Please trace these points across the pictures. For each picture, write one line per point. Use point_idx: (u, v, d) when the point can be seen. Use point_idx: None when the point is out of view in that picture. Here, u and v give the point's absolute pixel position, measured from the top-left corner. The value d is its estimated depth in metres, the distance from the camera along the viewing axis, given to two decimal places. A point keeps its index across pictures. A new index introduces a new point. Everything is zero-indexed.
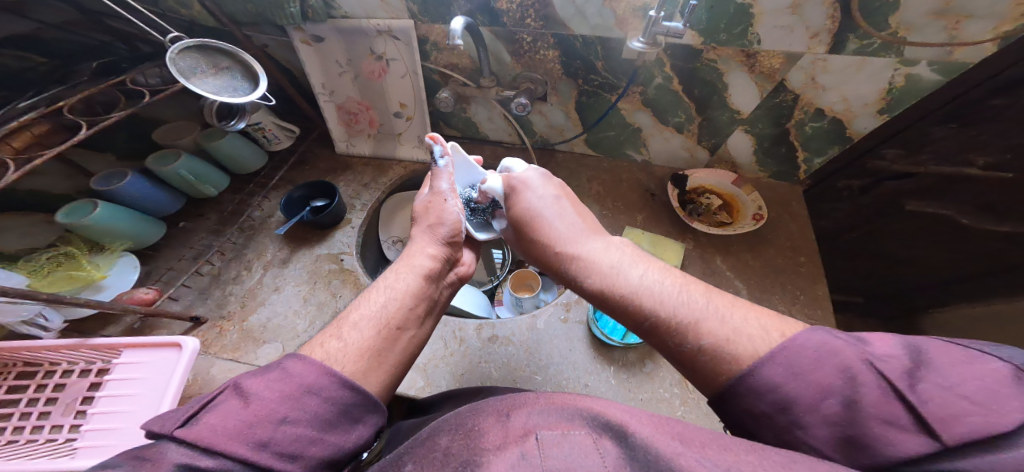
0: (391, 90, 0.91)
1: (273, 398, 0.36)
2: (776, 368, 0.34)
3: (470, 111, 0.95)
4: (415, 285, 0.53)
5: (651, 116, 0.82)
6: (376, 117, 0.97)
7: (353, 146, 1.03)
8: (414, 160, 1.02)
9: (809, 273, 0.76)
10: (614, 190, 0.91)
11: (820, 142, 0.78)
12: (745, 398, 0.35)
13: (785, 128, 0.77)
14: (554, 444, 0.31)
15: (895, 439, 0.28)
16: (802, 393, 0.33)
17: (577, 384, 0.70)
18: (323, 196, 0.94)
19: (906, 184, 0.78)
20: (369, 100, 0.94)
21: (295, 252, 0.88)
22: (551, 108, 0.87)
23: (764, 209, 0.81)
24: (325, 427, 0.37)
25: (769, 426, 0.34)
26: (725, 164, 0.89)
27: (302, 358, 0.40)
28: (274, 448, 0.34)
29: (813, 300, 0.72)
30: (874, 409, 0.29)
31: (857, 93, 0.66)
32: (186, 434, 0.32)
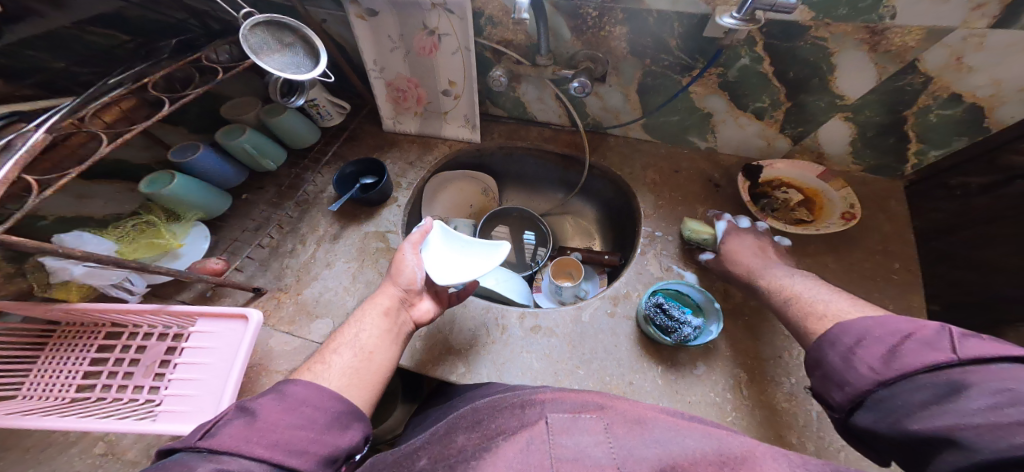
0: (442, 67, 0.88)
1: (274, 410, 0.40)
2: (856, 323, 0.44)
3: (520, 90, 0.91)
4: (379, 322, 0.57)
5: (726, 101, 0.75)
6: (424, 95, 0.95)
7: (401, 125, 1.02)
8: (459, 140, 1.01)
9: (905, 282, 0.69)
10: (671, 180, 0.85)
11: (943, 134, 0.69)
12: (828, 337, 0.45)
13: (899, 116, 0.68)
14: (563, 431, 0.36)
15: (926, 354, 0.36)
16: (851, 329, 0.44)
17: (621, 381, 0.69)
18: (372, 173, 0.94)
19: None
20: (419, 77, 0.91)
21: (345, 228, 0.90)
22: (609, 90, 0.81)
23: (857, 208, 0.71)
24: (322, 432, 0.42)
25: (838, 350, 0.43)
26: (808, 154, 0.81)
27: (299, 382, 0.45)
28: (287, 448, 0.38)
29: (904, 312, 0.65)
30: (921, 341, 0.38)
31: (1013, 77, 0.56)
32: (209, 443, 0.35)
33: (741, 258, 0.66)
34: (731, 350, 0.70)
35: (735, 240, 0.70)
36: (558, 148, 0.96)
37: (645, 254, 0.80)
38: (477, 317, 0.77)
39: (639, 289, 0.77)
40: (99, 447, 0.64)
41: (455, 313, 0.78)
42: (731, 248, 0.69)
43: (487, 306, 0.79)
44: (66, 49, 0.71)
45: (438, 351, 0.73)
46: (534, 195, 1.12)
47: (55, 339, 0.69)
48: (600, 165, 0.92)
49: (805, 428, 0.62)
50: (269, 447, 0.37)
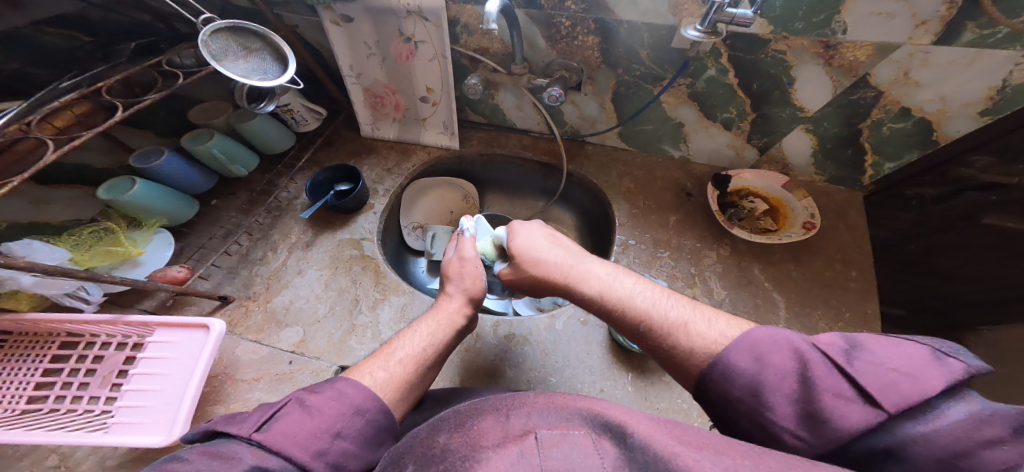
0: (419, 75, 0.88)
1: (331, 413, 0.40)
2: (742, 355, 0.39)
3: (498, 97, 0.91)
4: (447, 336, 0.56)
5: (697, 111, 0.76)
6: (401, 101, 0.94)
7: (380, 131, 1.01)
8: (438, 146, 1.00)
9: (859, 290, 0.70)
10: (646, 188, 0.86)
11: (897, 145, 0.71)
12: (721, 389, 0.40)
13: (856, 129, 0.70)
14: (553, 444, 0.32)
15: (851, 408, 0.32)
16: (768, 377, 0.37)
17: (593, 388, 0.68)
18: (347, 180, 0.93)
19: (989, 197, 0.65)
20: (396, 84, 0.91)
21: (318, 236, 0.88)
22: (585, 99, 0.83)
23: (816, 217, 0.74)
24: (367, 446, 0.41)
25: (743, 411, 0.38)
26: (775, 165, 0.82)
27: (354, 382, 0.43)
28: (330, 457, 0.38)
29: (858, 320, 0.67)
30: (823, 386, 0.34)
31: (959, 92, 0.59)
32: (264, 438, 0.35)
33: (560, 264, 0.57)
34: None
35: (554, 246, 0.60)
36: (537, 156, 0.96)
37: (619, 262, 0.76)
38: None
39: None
40: (51, 460, 0.60)
41: None
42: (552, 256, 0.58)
43: None
44: (18, 47, 0.69)
45: None
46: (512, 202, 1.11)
47: (6, 349, 0.65)
48: (577, 172, 0.92)
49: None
50: (314, 453, 0.37)
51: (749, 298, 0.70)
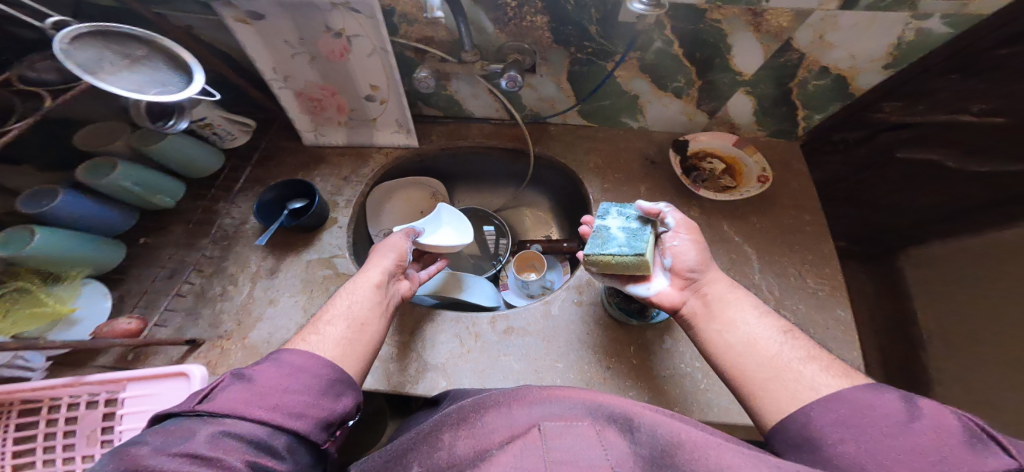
0: (359, 73, 0.81)
1: (275, 375, 0.41)
2: (864, 395, 0.39)
3: (451, 87, 0.88)
4: (370, 294, 0.57)
5: (649, 82, 0.78)
6: (345, 102, 0.87)
7: (327, 137, 0.95)
8: (395, 146, 0.96)
9: (815, 233, 0.78)
10: (614, 162, 0.88)
11: (821, 100, 0.78)
12: (813, 420, 0.40)
13: (785, 89, 0.76)
14: (556, 436, 0.38)
15: (987, 459, 0.31)
16: (890, 416, 0.37)
17: (599, 369, 0.71)
18: (301, 196, 0.86)
19: (901, 134, 0.80)
20: (334, 84, 0.84)
21: (282, 260, 0.82)
22: (541, 80, 0.82)
23: (768, 170, 0.80)
24: (322, 396, 0.43)
25: (851, 438, 0.37)
26: (724, 126, 0.87)
27: (293, 350, 0.45)
28: (289, 406, 0.39)
29: (820, 260, 0.75)
30: (930, 435, 0.34)
31: (864, 50, 0.66)
32: (210, 407, 0.36)
33: (721, 279, 0.58)
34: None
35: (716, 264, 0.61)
36: (501, 144, 0.95)
37: None
38: (448, 329, 0.76)
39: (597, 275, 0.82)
40: None
41: (423, 330, 0.75)
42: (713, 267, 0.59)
43: (457, 317, 0.78)
44: None
45: (414, 372, 0.71)
46: (481, 191, 1.10)
47: None
48: (545, 155, 0.92)
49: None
50: (273, 405, 0.38)
51: (724, 254, 0.75)
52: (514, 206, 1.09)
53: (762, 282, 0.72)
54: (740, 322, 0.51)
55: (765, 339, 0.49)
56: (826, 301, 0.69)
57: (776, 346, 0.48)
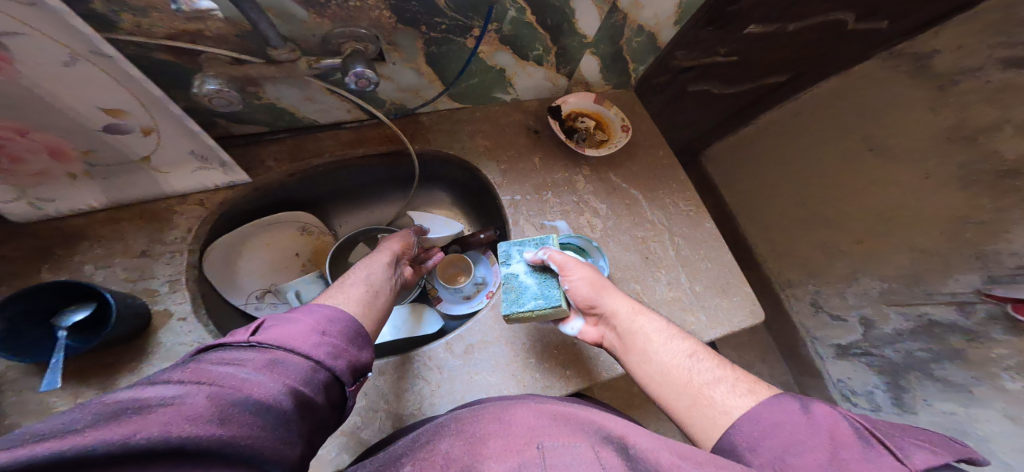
0: (68, 95, 0.47)
1: (314, 320, 0.49)
2: (777, 413, 0.48)
3: (266, 94, 0.65)
4: (382, 270, 0.70)
5: (512, 53, 0.76)
6: (65, 141, 0.52)
7: (61, 201, 0.59)
8: (203, 186, 0.68)
9: (669, 163, 0.96)
10: (501, 140, 0.89)
11: (643, 54, 0.92)
12: (745, 435, 0.48)
13: (618, 47, 0.85)
14: (556, 455, 0.42)
15: (872, 458, 0.41)
16: (799, 428, 0.46)
17: (564, 345, 0.80)
18: (80, 299, 0.54)
19: (692, 75, 1.09)
20: (19, 119, 0.47)
21: (107, 389, 0.56)
22: (395, 68, 0.69)
23: (626, 119, 0.92)
24: (349, 346, 0.50)
25: (772, 453, 0.45)
26: (580, 85, 0.95)
27: (324, 303, 0.53)
28: (327, 348, 0.47)
29: (682, 185, 0.95)
30: (849, 444, 0.42)
31: (661, 10, 0.79)
32: (262, 339, 0.44)
33: (623, 308, 0.67)
34: (620, 271, 0.83)
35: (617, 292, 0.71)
36: (370, 149, 0.81)
37: (518, 221, 0.83)
38: (409, 372, 0.75)
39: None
40: None
41: (382, 386, 0.73)
42: (612, 296, 0.69)
43: (411, 357, 0.76)
44: None
45: (390, 427, 0.70)
46: (366, 207, 1.00)
47: None
48: (428, 150, 0.86)
49: (688, 303, 0.82)
50: (313, 346, 0.46)
51: (621, 203, 0.90)
52: (412, 212, 1.03)
53: (654, 217, 0.90)
54: (652, 352, 0.61)
55: (677, 370, 0.58)
56: (695, 216, 0.92)
57: (687, 371, 0.58)
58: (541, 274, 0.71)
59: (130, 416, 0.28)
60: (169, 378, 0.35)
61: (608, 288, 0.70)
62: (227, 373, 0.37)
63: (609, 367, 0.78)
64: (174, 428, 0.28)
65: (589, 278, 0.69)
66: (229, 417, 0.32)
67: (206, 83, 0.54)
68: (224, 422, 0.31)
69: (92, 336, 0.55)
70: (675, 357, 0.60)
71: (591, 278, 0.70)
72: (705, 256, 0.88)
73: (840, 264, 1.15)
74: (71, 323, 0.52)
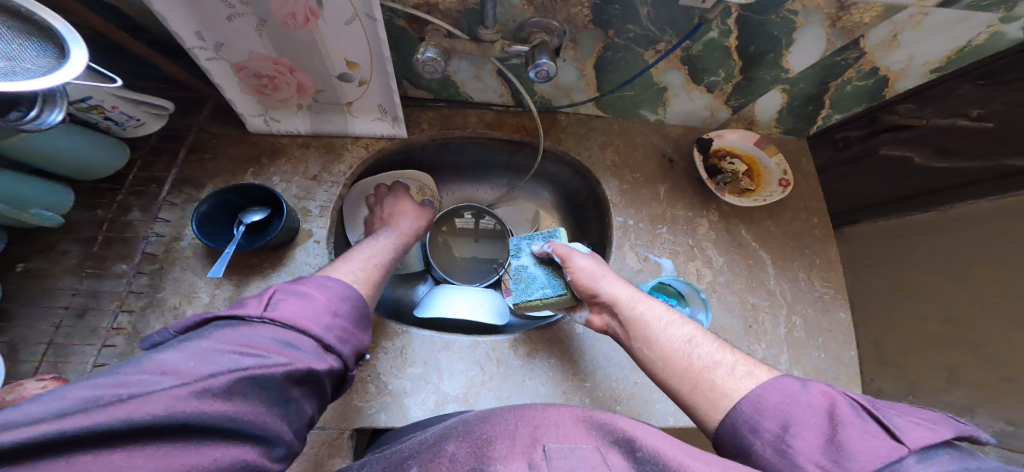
0: (331, 45, 0.53)
1: (325, 299, 0.49)
2: (775, 395, 0.42)
3: (449, 66, 0.70)
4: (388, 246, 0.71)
5: (685, 74, 0.72)
6: (308, 81, 0.61)
7: (281, 123, 0.71)
8: (376, 135, 0.76)
9: (822, 235, 0.86)
10: (631, 158, 0.86)
11: (850, 100, 0.81)
12: (745, 417, 0.42)
13: (824, 87, 0.76)
14: (559, 456, 0.39)
15: (874, 441, 0.34)
16: (795, 414, 0.40)
17: (626, 383, 0.77)
18: (258, 203, 0.67)
19: (899, 135, 0.90)
20: (293, 58, 0.56)
21: (245, 284, 0.65)
22: (564, 65, 0.69)
23: (788, 173, 0.82)
24: (355, 328, 0.50)
25: (768, 441, 0.40)
26: (742, 122, 0.87)
27: (336, 279, 0.53)
28: (335, 333, 0.46)
29: (826, 264, 0.84)
30: (849, 423, 0.37)
31: (926, 52, 0.67)
32: (273, 314, 0.43)
33: (621, 293, 0.61)
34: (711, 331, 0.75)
35: (619, 280, 0.64)
36: (506, 134, 0.84)
37: (623, 247, 0.80)
38: (466, 357, 0.77)
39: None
40: None
41: (443, 360, 0.76)
42: (612, 286, 0.62)
43: (473, 342, 0.78)
44: None
45: (434, 404, 0.72)
46: (475, 184, 1.03)
47: None
48: (555, 149, 0.86)
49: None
50: (324, 327, 0.45)
51: (742, 261, 0.82)
52: (511, 202, 1.05)
53: (777, 288, 0.81)
54: (653, 338, 0.55)
55: (676, 356, 0.52)
56: (832, 304, 0.81)
57: (687, 356, 0.51)
58: (549, 262, 0.71)
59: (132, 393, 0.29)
60: (176, 349, 0.36)
61: (610, 277, 0.63)
62: (233, 350, 0.37)
63: (666, 417, 0.74)
64: (171, 408, 0.30)
65: (592, 264, 0.65)
66: (229, 396, 0.33)
67: (427, 50, 0.53)
68: (223, 403, 0.32)
69: (255, 238, 0.67)
70: (681, 344, 0.53)
71: (590, 263, 0.65)
72: (822, 347, 0.77)
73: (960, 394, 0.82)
74: (249, 220, 0.66)
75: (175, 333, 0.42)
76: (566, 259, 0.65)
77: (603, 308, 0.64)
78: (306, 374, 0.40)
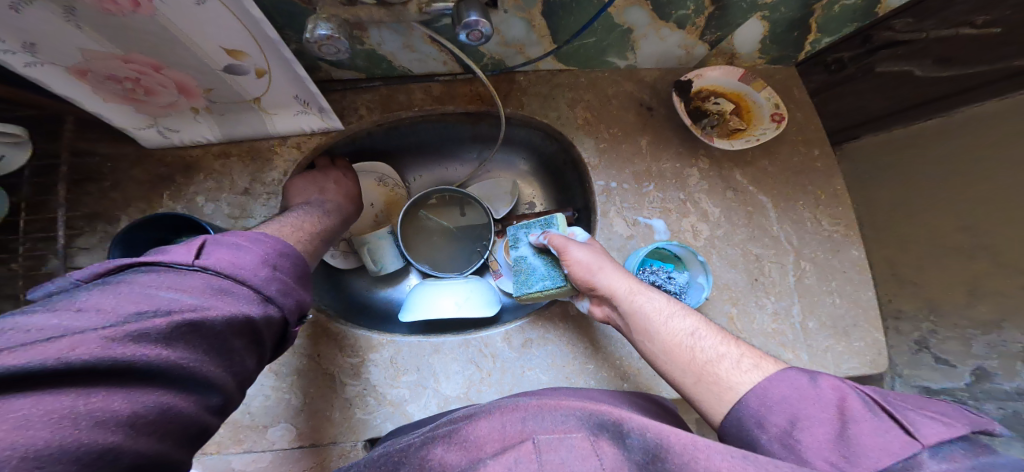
0: (191, 31, 0.42)
1: (261, 251, 0.43)
2: (782, 386, 0.41)
3: (369, 38, 0.59)
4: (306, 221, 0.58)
5: (648, 11, 0.60)
6: (188, 79, 0.51)
7: (182, 132, 0.61)
8: (304, 131, 0.66)
9: (824, 167, 0.78)
10: (605, 112, 0.76)
11: (839, 22, 0.70)
12: (753, 411, 0.41)
13: (808, 11, 0.65)
14: (551, 448, 0.36)
15: (888, 438, 0.33)
16: (802, 405, 0.39)
17: (632, 358, 0.74)
18: (190, 232, 0.60)
19: (896, 52, 0.81)
20: (148, 53, 0.45)
21: None
22: (506, 17, 0.57)
23: (781, 106, 0.73)
24: (298, 285, 0.46)
25: (775, 435, 0.39)
26: (722, 57, 0.76)
27: (270, 235, 0.47)
28: (277, 285, 0.42)
29: (833, 198, 0.77)
30: (861, 418, 0.36)
31: None
32: (206, 262, 0.38)
33: (620, 283, 0.59)
34: (716, 289, 0.71)
35: (617, 267, 0.62)
36: (458, 107, 0.73)
37: (608, 214, 0.73)
38: (458, 356, 0.72)
39: (621, 255, 0.71)
40: None
41: (433, 363, 0.71)
42: (610, 271, 0.60)
43: (464, 341, 0.73)
44: None
45: (437, 408, 0.69)
46: (441, 163, 0.93)
47: None
48: (518, 114, 0.76)
49: (791, 339, 0.70)
50: (263, 279, 0.41)
51: (741, 209, 0.75)
52: (486, 177, 0.95)
53: (781, 233, 0.75)
54: (654, 330, 0.54)
55: (683, 345, 0.51)
56: (842, 242, 0.75)
57: (689, 349, 0.50)
58: (546, 255, 0.69)
59: (44, 340, 0.25)
60: (89, 296, 0.30)
61: (608, 266, 0.62)
62: (164, 298, 0.32)
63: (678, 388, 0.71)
64: (104, 350, 0.26)
65: (589, 253, 0.63)
66: (170, 344, 0.29)
67: (318, 28, 0.42)
68: (158, 350, 0.29)
69: None
70: (686, 334, 0.52)
71: (585, 252, 0.63)
72: (836, 290, 0.73)
73: (983, 310, 0.74)
74: None
75: (77, 280, 0.34)
76: (563, 249, 0.64)
77: (602, 299, 0.62)
78: (250, 324, 0.37)
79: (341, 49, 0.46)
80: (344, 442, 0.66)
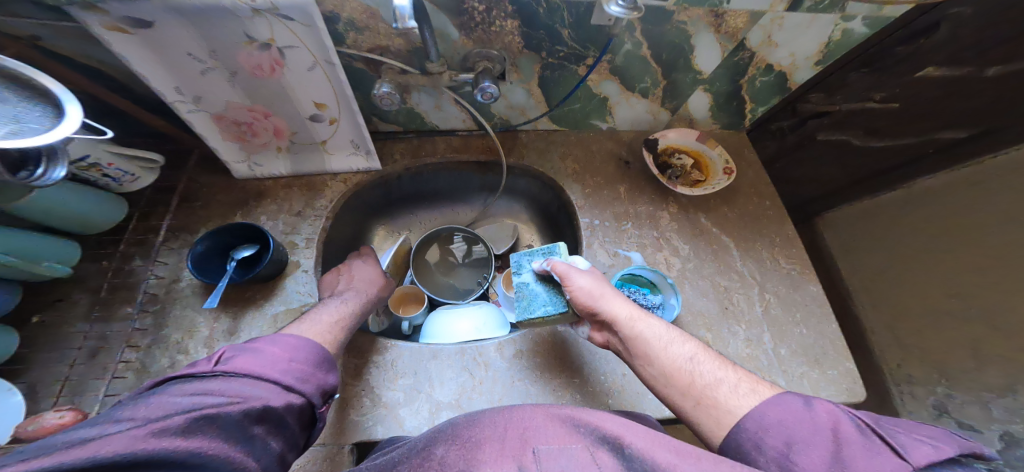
0: (298, 89, 0.63)
1: (280, 349, 0.53)
2: (783, 414, 0.47)
3: (410, 99, 0.80)
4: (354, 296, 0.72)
5: (619, 84, 0.81)
6: (284, 124, 0.71)
7: (264, 166, 0.79)
8: (353, 169, 0.84)
9: (776, 216, 0.91)
10: (589, 165, 0.93)
11: (767, 95, 0.90)
12: (751, 434, 0.47)
13: (738, 85, 0.85)
14: (550, 457, 0.37)
15: (879, 460, 0.39)
16: (801, 433, 0.44)
17: (615, 375, 0.79)
18: (246, 240, 0.73)
19: (823, 121, 0.99)
20: (265, 104, 0.66)
21: (240, 316, 0.70)
22: (511, 87, 0.78)
23: (730, 161, 0.90)
24: (317, 370, 0.55)
25: (772, 456, 0.44)
26: (683, 121, 0.96)
27: (286, 334, 0.56)
28: (292, 375, 0.51)
29: (787, 241, 0.89)
30: (853, 440, 0.42)
31: (803, 49, 0.77)
32: (229, 367, 0.47)
33: (621, 310, 0.65)
34: (690, 315, 0.79)
35: (614, 293, 0.67)
36: (473, 154, 0.92)
37: (593, 245, 0.85)
38: (454, 364, 0.78)
39: None
40: None
41: (432, 368, 0.78)
42: (610, 299, 0.65)
43: (461, 349, 0.80)
44: None
45: (429, 413, 0.73)
46: (454, 208, 1.10)
47: None
48: (519, 164, 0.94)
49: (765, 365, 0.75)
50: (280, 374, 0.50)
51: (707, 246, 0.87)
52: (490, 221, 1.11)
53: (744, 269, 0.85)
54: (654, 355, 0.60)
55: (682, 373, 0.57)
56: (800, 278, 0.84)
57: (688, 372, 0.57)
58: (547, 281, 0.74)
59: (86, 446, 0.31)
60: (125, 410, 0.38)
61: (609, 293, 0.67)
62: (183, 403, 0.39)
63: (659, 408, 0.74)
64: (131, 446, 0.32)
65: (589, 280, 0.68)
66: (190, 435, 0.36)
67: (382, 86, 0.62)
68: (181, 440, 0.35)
69: (245, 271, 0.72)
70: (685, 361, 0.58)
71: (588, 279, 0.68)
72: (802, 321, 0.80)
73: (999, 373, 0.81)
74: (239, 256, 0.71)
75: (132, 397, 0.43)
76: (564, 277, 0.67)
77: (603, 325, 0.68)
78: (266, 412, 0.44)
79: (395, 101, 0.64)
80: (335, 442, 0.69)
